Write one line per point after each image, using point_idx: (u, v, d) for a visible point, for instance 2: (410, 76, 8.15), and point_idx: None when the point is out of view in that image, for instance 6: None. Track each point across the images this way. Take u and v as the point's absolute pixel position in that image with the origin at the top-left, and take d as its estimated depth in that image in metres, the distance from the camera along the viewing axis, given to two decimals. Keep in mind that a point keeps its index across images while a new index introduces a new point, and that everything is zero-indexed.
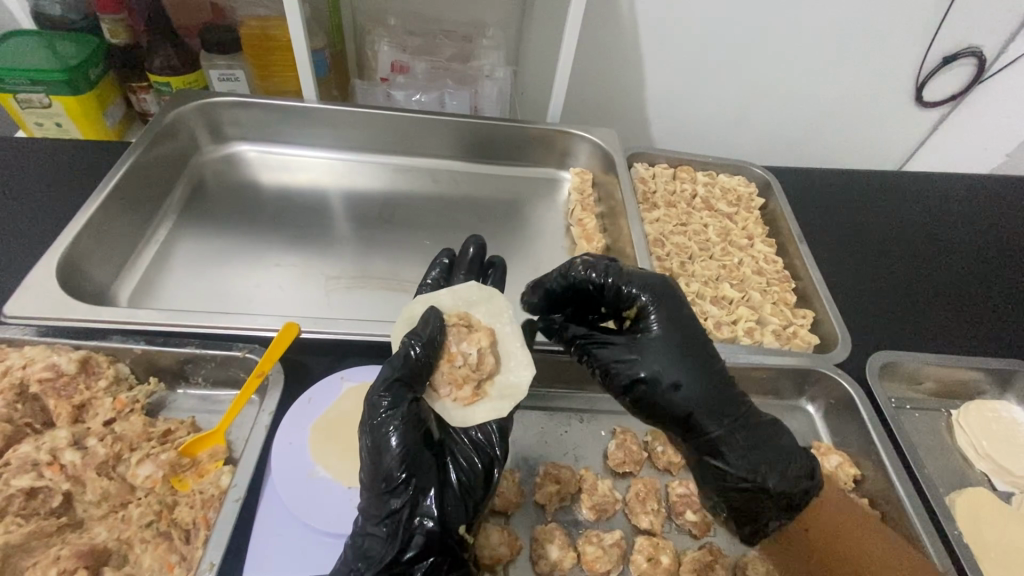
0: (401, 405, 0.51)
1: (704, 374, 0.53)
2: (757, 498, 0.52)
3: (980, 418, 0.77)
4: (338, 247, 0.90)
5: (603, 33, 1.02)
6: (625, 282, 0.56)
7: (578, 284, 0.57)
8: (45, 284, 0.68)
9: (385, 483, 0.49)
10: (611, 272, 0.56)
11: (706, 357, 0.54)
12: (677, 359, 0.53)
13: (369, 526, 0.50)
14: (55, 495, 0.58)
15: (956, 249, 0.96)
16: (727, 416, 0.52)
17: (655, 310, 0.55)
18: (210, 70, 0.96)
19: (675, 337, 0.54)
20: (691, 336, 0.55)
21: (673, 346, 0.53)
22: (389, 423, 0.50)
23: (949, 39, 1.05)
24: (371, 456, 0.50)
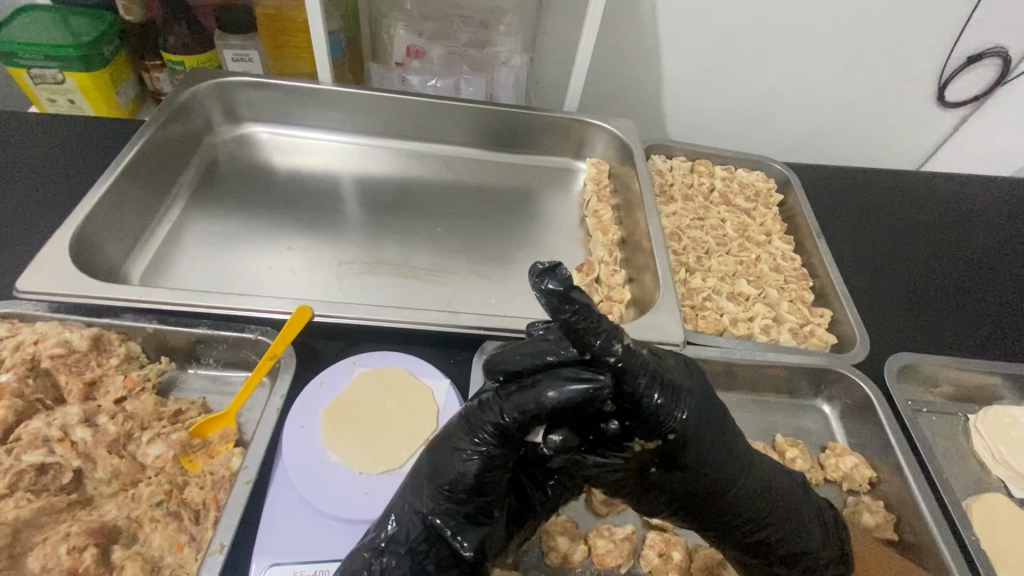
0: (506, 418, 0.46)
1: (743, 473, 0.51)
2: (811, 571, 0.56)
3: (998, 424, 0.75)
4: (349, 232, 0.89)
5: (622, 23, 1.01)
6: (676, 406, 0.46)
7: (633, 381, 0.44)
8: (58, 260, 0.68)
9: (442, 482, 0.48)
10: (665, 392, 0.45)
11: (741, 454, 0.51)
12: (704, 486, 0.49)
13: (417, 552, 0.47)
14: (66, 471, 0.58)
15: (975, 252, 0.95)
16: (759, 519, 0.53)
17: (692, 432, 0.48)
18: (224, 50, 0.95)
19: (716, 449, 0.49)
20: (725, 435, 0.50)
21: (707, 462, 0.49)
22: (481, 444, 0.47)
23: (975, 38, 1.03)
24: (450, 477, 0.47)
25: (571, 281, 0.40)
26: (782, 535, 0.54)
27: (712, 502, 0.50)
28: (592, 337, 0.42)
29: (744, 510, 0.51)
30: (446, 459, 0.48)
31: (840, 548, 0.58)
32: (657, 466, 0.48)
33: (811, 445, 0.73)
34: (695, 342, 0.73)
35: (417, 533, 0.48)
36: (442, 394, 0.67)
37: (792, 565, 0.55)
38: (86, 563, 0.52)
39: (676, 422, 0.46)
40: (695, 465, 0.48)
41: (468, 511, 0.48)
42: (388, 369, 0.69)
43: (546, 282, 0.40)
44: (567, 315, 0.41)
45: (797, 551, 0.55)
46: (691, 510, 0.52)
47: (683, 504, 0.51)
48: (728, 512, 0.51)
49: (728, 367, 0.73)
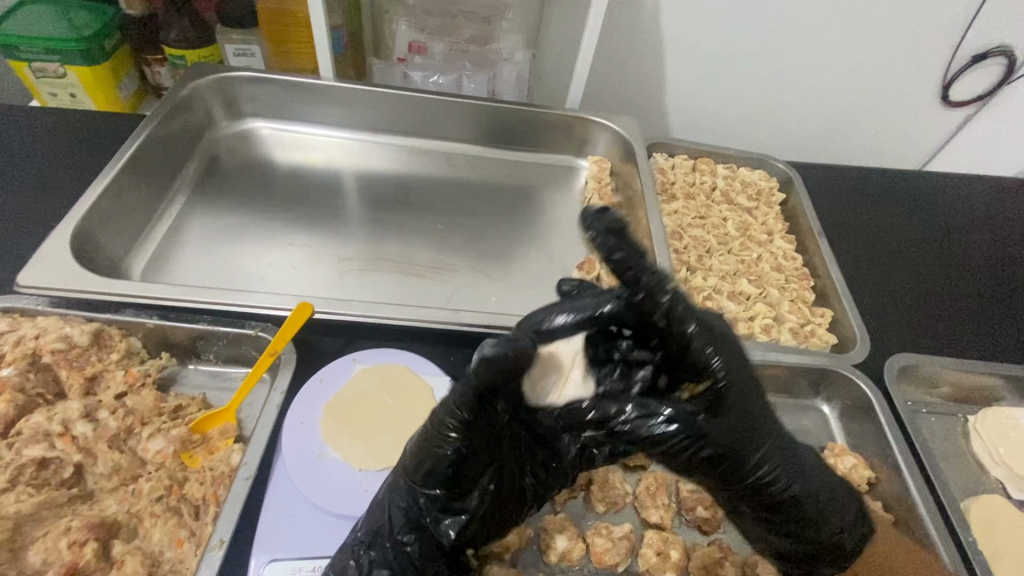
0: (494, 404, 0.45)
1: (769, 427, 0.51)
2: (824, 544, 0.54)
3: (998, 426, 0.75)
4: (350, 229, 0.89)
5: (625, 21, 1.01)
6: (717, 350, 0.49)
7: (660, 309, 0.49)
8: (60, 254, 0.68)
9: (421, 475, 0.47)
10: (704, 330, 0.49)
11: (765, 410, 0.51)
12: (744, 437, 0.48)
13: (399, 543, 0.49)
14: (67, 465, 0.58)
15: (977, 252, 0.95)
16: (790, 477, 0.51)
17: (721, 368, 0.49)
18: (226, 45, 0.95)
19: (750, 401, 0.50)
20: (755, 390, 0.51)
21: (739, 408, 0.49)
22: (450, 441, 0.45)
23: (980, 38, 1.03)
24: (425, 471, 0.47)
25: (603, 213, 0.47)
26: (811, 496, 0.52)
27: (747, 462, 0.48)
28: (637, 274, 0.48)
29: (772, 469, 0.50)
30: (422, 453, 0.46)
31: (852, 520, 0.56)
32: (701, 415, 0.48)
33: (810, 445, 0.73)
34: None
35: (399, 527, 0.49)
36: (442, 391, 0.67)
37: (820, 530, 0.53)
38: (86, 557, 0.52)
39: (718, 364, 0.49)
40: (731, 407, 0.48)
41: (445, 499, 0.48)
42: (388, 366, 0.69)
43: (598, 220, 0.49)
44: (614, 250, 0.48)
45: (822, 518, 0.53)
46: (729, 470, 0.48)
47: (722, 462, 0.47)
48: (762, 469, 0.49)
49: None
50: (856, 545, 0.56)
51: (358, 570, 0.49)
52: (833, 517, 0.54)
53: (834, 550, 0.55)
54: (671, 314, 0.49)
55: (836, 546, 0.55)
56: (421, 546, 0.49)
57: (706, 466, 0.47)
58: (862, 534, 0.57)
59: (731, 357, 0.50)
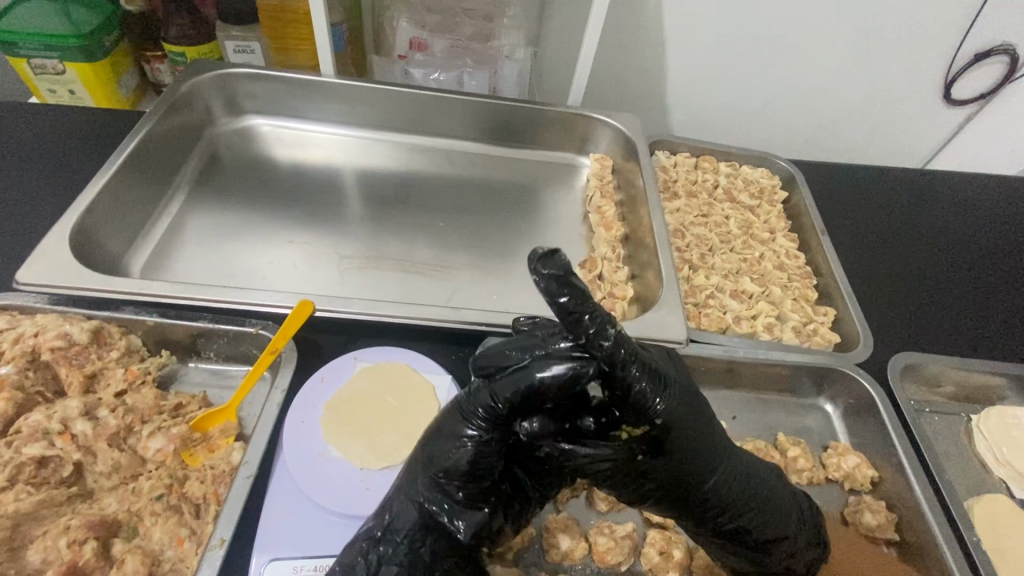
0: (497, 402, 0.46)
1: (723, 456, 0.51)
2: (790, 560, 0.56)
3: (1000, 425, 0.75)
4: (350, 226, 0.89)
5: (627, 18, 1.00)
6: (659, 395, 0.46)
7: (624, 370, 0.45)
8: (59, 251, 0.68)
9: (438, 471, 0.48)
10: (649, 377, 0.46)
11: (720, 444, 0.51)
12: (690, 469, 0.49)
13: (415, 539, 0.49)
14: (66, 464, 0.58)
15: (979, 251, 0.95)
16: (740, 509, 0.52)
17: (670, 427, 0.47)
18: (226, 41, 0.93)
19: (700, 436, 0.49)
20: (711, 427, 0.51)
21: (688, 451, 0.49)
22: (474, 429, 0.47)
23: (983, 37, 1.02)
24: (446, 464, 0.48)
25: (568, 264, 0.42)
26: (761, 522, 0.53)
27: (693, 489, 0.50)
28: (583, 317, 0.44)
29: (722, 497, 0.51)
30: (440, 445, 0.48)
31: (817, 534, 0.59)
32: (642, 455, 0.48)
33: (813, 444, 0.73)
34: (698, 340, 0.73)
35: (415, 522, 0.49)
36: (443, 389, 0.67)
37: (769, 553, 0.55)
38: (86, 556, 0.52)
39: (659, 410, 0.46)
40: (678, 452, 0.48)
41: (464, 498, 0.48)
42: (390, 364, 0.68)
43: (544, 265, 0.41)
44: (558, 296, 0.42)
45: (774, 538, 0.55)
46: (673, 497, 0.51)
47: (667, 491, 0.50)
48: (710, 497, 0.51)
49: (731, 366, 0.72)
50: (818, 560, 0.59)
51: (368, 568, 0.48)
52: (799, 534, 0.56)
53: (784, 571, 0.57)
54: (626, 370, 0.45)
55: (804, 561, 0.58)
56: (437, 543, 0.49)
57: (652, 491, 0.50)
58: (815, 555, 0.59)
59: (687, 407, 0.49)
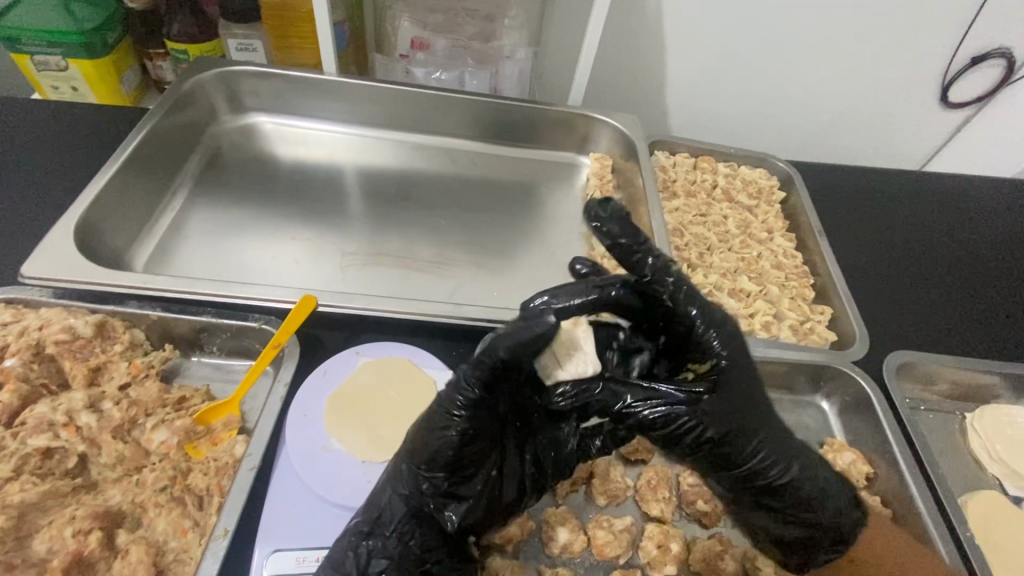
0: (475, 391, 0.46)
1: (771, 416, 0.52)
2: (820, 533, 0.57)
3: (994, 422, 0.76)
4: (350, 224, 0.90)
5: (628, 19, 1.01)
6: (719, 335, 0.49)
7: (678, 307, 0.50)
8: (63, 245, 0.68)
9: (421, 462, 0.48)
10: (710, 315, 0.50)
11: (768, 402, 0.53)
12: (745, 422, 0.50)
13: (402, 533, 0.50)
14: (71, 455, 0.58)
15: (975, 252, 0.96)
16: (785, 470, 0.52)
17: (728, 370, 0.49)
18: (228, 39, 0.95)
19: (751, 392, 0.50)
20: (759, 386, 0.52)
21: (745, 401, 0.50)
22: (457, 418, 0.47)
23: (980, 40, 1.03)
24: (428, 455, 0.48)
25: (618, 206, 0.51)
26: (805, 483, 0.54)
27: (749, 438, 0.50)
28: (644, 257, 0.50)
29: (772, 453, 0.52)
30: (423, 437, 0.48)
31: (856, 498, 0.60)
32: (706, 397, 0.48)
33: (809, 441, 0.73)
34: None
35: (401, 515, 0.50)
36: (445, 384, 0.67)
37: (813, 513, 0.56)
38: (91, 546, 0.52)
39: (724, 350, 0.49)
40: (733, 402, 0.49)
41: (449, 485, 0.49)
42: (392, 359, 0.69)
43: (601, 207, 0.50)
44: (619, 237, 0.49)
45: (814, 500, 0.55)
46: (725, 453, 0.50)
47: (723, 444, 0.50)
48: (761, 449, 0.51)
49: None
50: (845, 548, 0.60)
51: (357, 564, 0.49)
52: (831, 513, 0.57)
53: (829, 534, 0.58)
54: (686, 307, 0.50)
55: (829, 544, 0.58)
56: (422, 539, 0.50)
57: (708, 446, 0.49)
58: (857, 521, 0.59)
59: (739, 358, 0.51)
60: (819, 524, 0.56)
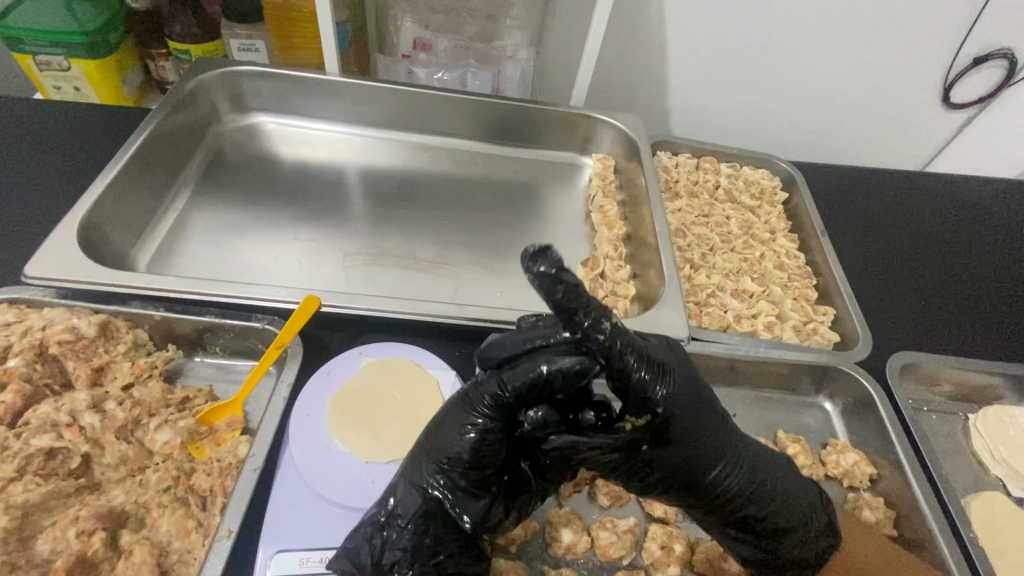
0: (504, 391, 0.49)
1: (729, 445, 0.52)
2: (802, 550, 0.56)
3: (998, 424, 0.76)
4: (352, 224, 0.90)
5: (630, 20, 1.01)
6: (662, 383, 0.48)
7: (622, 359, 0.46)
8: (66, 245, 0.68)
9: (441, 456, 0.49)
10: (651, 368, 0.48)
11: (727, 433, 0.52)
12: (695, 458, 0.50)
13: (416, 527, 0.48)
14: (75, 456, 0.58)
15: (978, 252, 0.96)
16: (746, 500, 0.53)
17: (672, 416, 0.49)
18: (231, 40, 0.95)
19: (704, 429, 0.50)
20: (715, 420, 0.52)
21: (696, 440, 0.50)
22: (480, 417, 0.49)
23: (982, 41, 1.03)
24: (450, 449, 0.49)
25: (562, 254, 0.46)
26: (772, 509, 0.54)
27: (698, 477, 0.51)
28: (582, 316, 0.44)
29: (728, 488, 0.52)
30: (447, 431, 0.50)
31: (828, 519, 0.57)
32: (649, 445, 0.49)
33: (812, 442, 0.73)
34: (699, 338, 0.73)
35: (417, 509, 0.49)
36: (448, 385, 0.67)
37: (783, 542, 0.55)
38: (95, 546, 0.52)
39: (661, 398, 0.48)
40: (684, 442, 0.50)
41: (468, 484, 0.49)
42: (395, 360, 0.69)
43: (541, 254, 0.46)
44: (555, 283, 0.45)
45: (786, 526, 0.55)
46: (681, 489, 0.52)
47: (676, 479, 0.51)
48: (717, 487, 0.52)
49: (731, 364, 0.73)
50: (836, 552, 0.58)
51: (372, 553, 0.48)
52: (811, 533, 0.56)
53: (799, 563, 0.57)
54: (623, 359, 0.46)
55: (812, 559, 0.57)
56: (436, 537, 0.49)
57: (664, 482, 0.51)
58: (825, 548, 0.57)
59: (690, 396, 0.50)
60: (796, 547, 0.56)
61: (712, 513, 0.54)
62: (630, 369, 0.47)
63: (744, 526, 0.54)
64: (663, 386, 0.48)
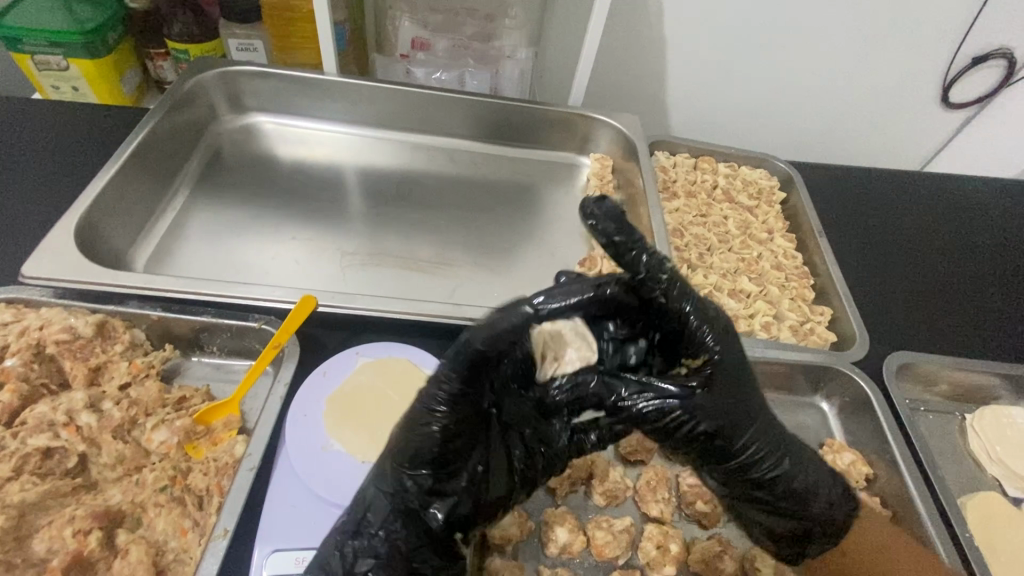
0: (460, 376, 0.46)
1: (768, 404, 0.52)
2: (816, 524, 0.57)
3: (995, 424, 0.76)
4: (350, 224, 0.90)
5: (629, 20, 1.01)
6: (716, 333, 0.47)
7: (676, 303, 0.47)
8: (64, 245, 0.68)
9: (403, 456, 0.48)
10: (709, 312, 0.47)
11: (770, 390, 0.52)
12: (743, 415, 0.49)
13: (389, 531, 0.48)
14: (71, 455, 0.58)
15: (976, 253, 0.96)
16: (783, 459, 0.52)
17: (724, 369, 0.47)
18: (230, 39, 0.95)
19: (750, 385, 0.49)
20: (760, 377, 0.51)
21: (747, 392, 0.49)
22: (441, 411, 0.47)
23: (981, 41, 1.03)
24: (410, 450, 0.48)
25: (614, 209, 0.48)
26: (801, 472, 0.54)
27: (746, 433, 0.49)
28: (638, 255, 0.46)
29: (766, 445, 0.51)
30: (408, 430, 0.48)
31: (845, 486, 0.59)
32: (701, 394, 0.48)
33: (809, 442, 0.73)
34: None
35: (386, 512, 0.49)
36: None
37: (810, 506, 0.56)
38: (91, 545, 0.53)
39: (720, 346, 0.47)
40: (735, 397, 0.48)
41: (431, 479, 0.48)
42: (392, 360, 0.69)
43: (597, 206, 0.47)
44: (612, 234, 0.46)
45: (812, 493, 0.55)
46: (724, 449, 0.50)
47: (722, 440, 0.49)
48: (759, 447, 0.51)
49: None
50: (835, 544, 0.60)
51: (342, 564, 0.48)
52: (824, 509, 0.57)
53: (821, 528, 0.58)
54: (678, 301, 0.47)
55: (824, 530, 0.58)
56: (409, 538, 0.49)
57: (705, 442, 0.48)
58: (849, 515, 0.59)
59: (740, 353, 0.49)
60: (818, 518, 0.57)
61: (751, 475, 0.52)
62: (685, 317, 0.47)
63: (778, 490, 0.53)
64: (718, 336, 0.47)
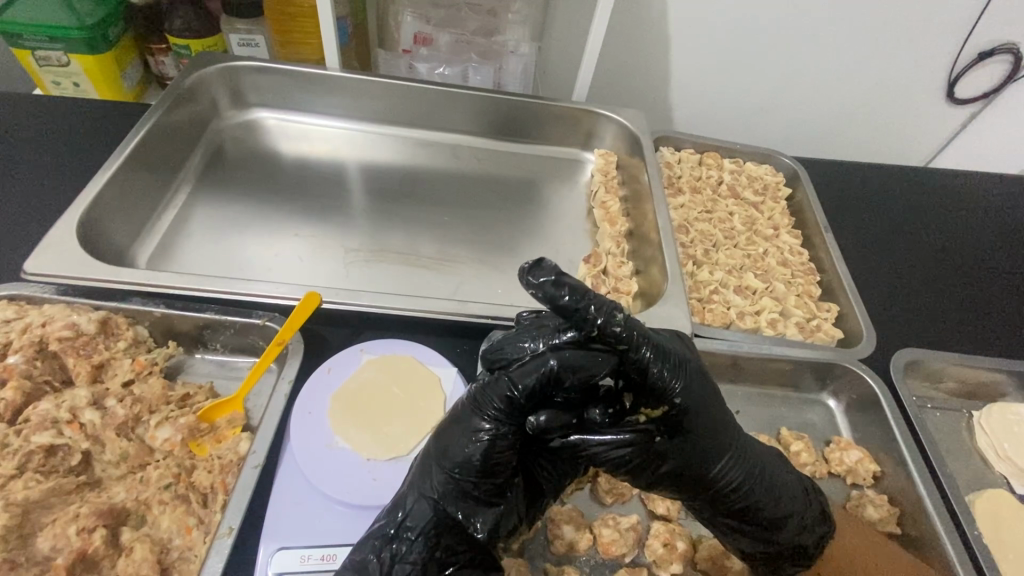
0: (515, 392, 0.48)
1: (734, 438, 0.52)
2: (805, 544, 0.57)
3: (1002, 421, 0.75)
4: (353, 221, 0.89)
5: (632, 15, 1.01)
6: (675, 377, 0.48)
7: (638, 351, 0.47)
8: (65, 240, 0.68)
9: (454, 464, 0.49)
10: (662, 358, 0.48)
11: (734, 425, 0.52)
12: (704, 451, 0.51)
13: (428, 537, 0.48)
14: (75, 453, 0.58)
15: (982, 249, 0.95)
16: (752, 493, 0.53)
17: (687, 412, 0.49)
18: (231, 34, 0.94)
19: (713, 420, 0.50)
20: (721, 415, 0.52)
21: (709, 430, 0.50)
22: (489, 423, 0.49)
23: (988, 35, 1.02)
24: (460, 458, 0.49)
25: (556, 268, 0.45)
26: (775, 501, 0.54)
27: (706, 471, 0.51)
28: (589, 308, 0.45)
29: (732, 481, 0.52)
30: (455, 438, 0.49)
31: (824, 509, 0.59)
32: (661, 437, 0.50)
33: (816, 438, 0.73)
34: (702, 335, 0.73)
35: (429, 519, 0.48)
36: (449, 382, 0.67)
37: (787, 531, 0.55)
38: (96, 543, 0.52)
39: (678, 392, 0.48)
40: (698, 434, 0.50)
41: (479, 491, 0.49)
42: (396, 357, 0.69)
43: (535, 274, 0.45)
44: (559, 296, 0.45)
45: (783, 515, 0.55)
46: (690, 482, 0.52)
47: (685, 475, 0.51)
48: (724, 480, 0.52)
49: (734, 360, 0.73)
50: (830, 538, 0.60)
51: (381, 568, 0.47)
52: (812, 528, 0.57)
53: (798, 552, 0.57)
54: (642, 352, 0.47)
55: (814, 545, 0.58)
56: (454, 548, 0.48)
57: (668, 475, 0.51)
58: (826, 536, 0.59)
59: (701, 392, 0.50)
60: (806, 538, 0.57)
61: (718, 506, 0.54)
62: (646, 364, 0.47)
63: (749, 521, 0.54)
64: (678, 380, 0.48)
